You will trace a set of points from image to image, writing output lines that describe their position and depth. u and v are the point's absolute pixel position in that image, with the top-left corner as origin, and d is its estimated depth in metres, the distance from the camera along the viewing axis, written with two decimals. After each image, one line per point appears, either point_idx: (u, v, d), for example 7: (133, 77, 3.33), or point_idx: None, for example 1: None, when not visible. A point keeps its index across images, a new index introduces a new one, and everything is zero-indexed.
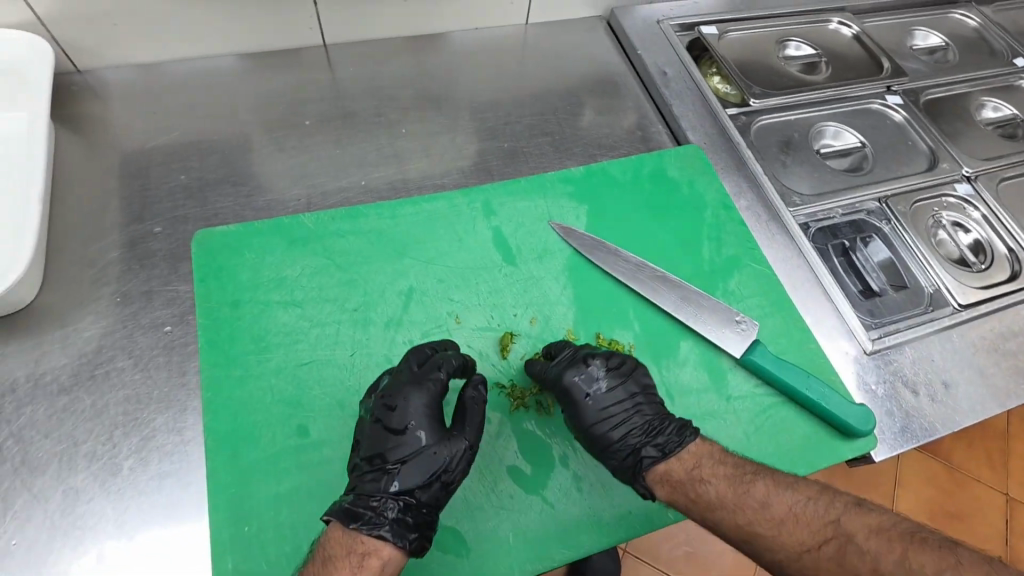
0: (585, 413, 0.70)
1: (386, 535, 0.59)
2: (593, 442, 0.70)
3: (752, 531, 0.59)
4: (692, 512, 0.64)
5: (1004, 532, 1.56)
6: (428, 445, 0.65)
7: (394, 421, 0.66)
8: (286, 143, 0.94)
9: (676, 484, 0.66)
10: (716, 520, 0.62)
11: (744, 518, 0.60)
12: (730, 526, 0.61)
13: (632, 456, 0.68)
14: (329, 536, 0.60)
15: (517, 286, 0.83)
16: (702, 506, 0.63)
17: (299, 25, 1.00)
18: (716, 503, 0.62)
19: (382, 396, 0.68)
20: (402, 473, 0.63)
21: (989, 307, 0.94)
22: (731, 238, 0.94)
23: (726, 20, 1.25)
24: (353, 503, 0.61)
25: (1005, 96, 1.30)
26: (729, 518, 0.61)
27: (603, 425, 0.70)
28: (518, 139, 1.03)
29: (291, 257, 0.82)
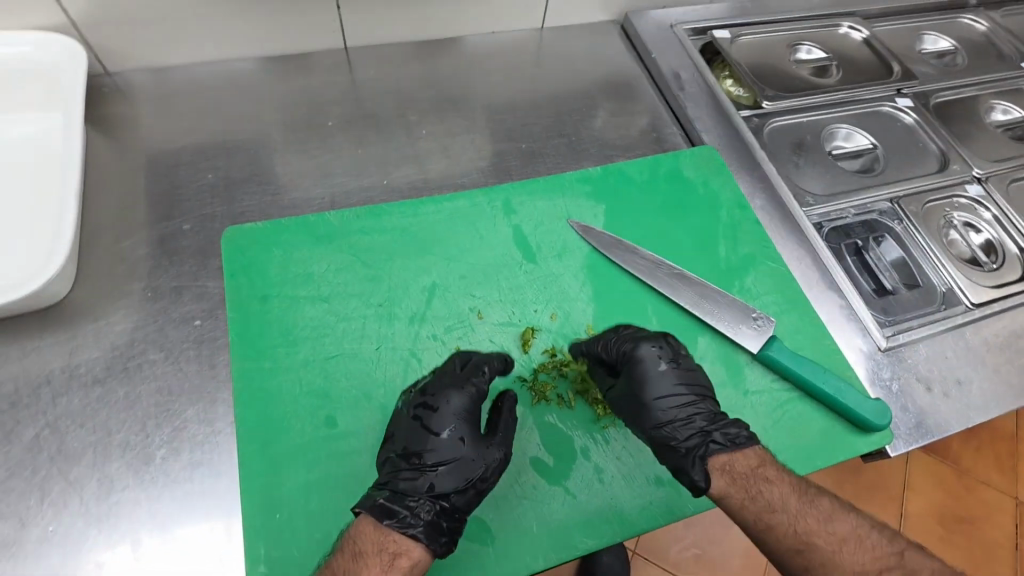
0: (653, 385, 0.72)
1: (419, 536, 0.60)
2: (654, 416, 0.70)
3: (808, 542, 0.60)
4: (747, 511, 0.62)
5: (1014, 535, 1.57)
6: (464, 449, 0.67)
7: (432, 422, 0.69)
8: (309, 143, 0.97)
9: (732, 476, 0.65)
10: (773, 525, 0.61)
11: (805, 528, 0.61)
12: (786, 532, 0.61)
13: (697, 438, 0.69)
14: (359, 531, 0.60)
15: (537, 282, 0.85)
16: (763, 506, 0.61)
17: (321, 29, 1.02)
18: (781, 506, 0.62)
19: (424, 395, 0.70)
20: (438, 476, 0.66)
21: (1002, 306, 0.95)
22: (746, 236, 0.96)
23: (739, 24, 1.27)
24: (389, 501, 0.63)
25: (1015, 99, 1.31)
26: (791, 523, 0.61)
27: (668, 403, 0.71)
28: (535, 141, 1.05)
29: (318, 253, 0.84)
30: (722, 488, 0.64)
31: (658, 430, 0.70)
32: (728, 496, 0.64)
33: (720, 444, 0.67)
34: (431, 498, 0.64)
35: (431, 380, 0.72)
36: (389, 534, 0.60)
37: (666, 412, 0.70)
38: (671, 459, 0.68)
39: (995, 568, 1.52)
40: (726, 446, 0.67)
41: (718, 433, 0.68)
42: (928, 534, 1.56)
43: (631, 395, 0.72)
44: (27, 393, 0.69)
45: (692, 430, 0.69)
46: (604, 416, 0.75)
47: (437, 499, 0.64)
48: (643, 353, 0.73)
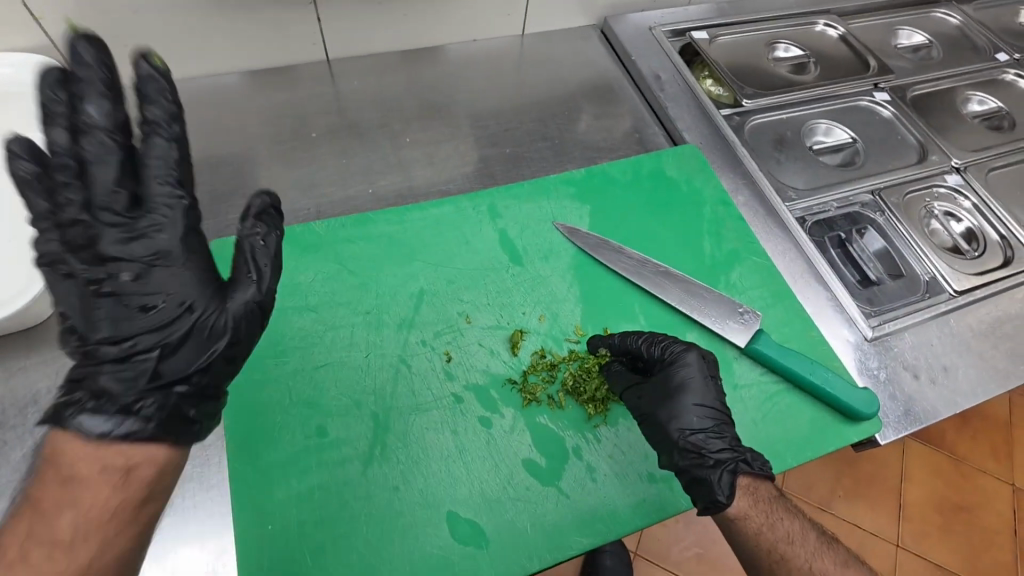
0: (693, 391, 0.71)
1: (155, 434, 0.53)
2: (689, 422, 0.69)
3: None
4: (764, 540, 0.64)
5: (1011, 521, 1.58)
6: (187, 318, 0.56)
7: (132, 296, 0.54)
8: (294, 154, 0.97)
9: (756, 500, 0.66)
10: (789, 559, 0.63)
11: (820, 568, 0.63)
12: (801, 568, 0.63)
13: (728, 453, 0.68)
14: (60, 452, 0.50)
15: (524, 285, 0.85)
16: (782, 536, 0.64)
17: (303, 41, 1.03)
18: (798, 544, 0.64)
19: (107, 267, 0.53)
20: (168, 356, 0.55)
21: (985, 292, 0.96)
22: (730, 231, 0.97)
23: (717, 25, 1.29)
24: (97, 408, 0.52)
25: (989, 90, 1.34)
26: (805, 559, 0.63)
27: (704, 411, 0.70)
28: (519, 145, 1.06)
29: (304, 263, 0.83)
30: (742, 509, 0.66)
31: (690, 435, 0.69)
32: (748, 519, 0.65)
33: (751, 467, 0.67)
34: (156, 387, 0.54)
35: (109, 241, 0.53)
36: (112, 447, 0.51)
37: (703, 420, 0.70)
38: (696, 468, 0.67)
39: (994, 555, 1.53)
40: (757, 470, 0.67)
41: (749, 455, 0.68)
42: (926, 522, 1.56)
43: (668, 396, 0.71)
44: (14, 413, 0.69)
45: (724, 443, 0.68)
46: (596, 414, 0.75)
47: (166, 382, 0.55)
48: (690, 359, 0.72)
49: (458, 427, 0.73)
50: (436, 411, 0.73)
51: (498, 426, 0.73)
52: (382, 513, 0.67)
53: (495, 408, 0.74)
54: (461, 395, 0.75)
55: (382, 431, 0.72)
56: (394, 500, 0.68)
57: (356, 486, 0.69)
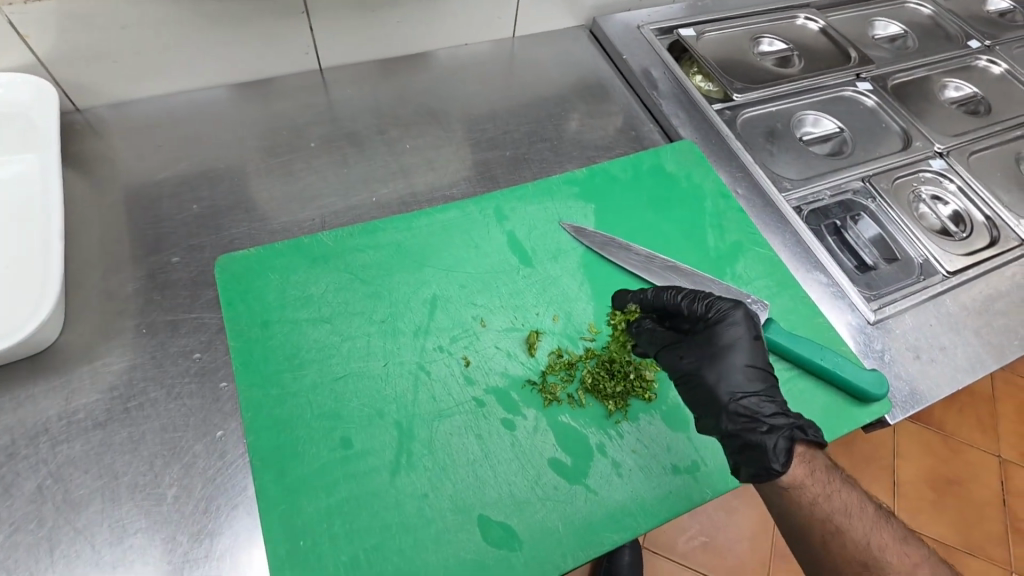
0: (742, 352, 0.70)
1: None
2: (739, 385, 0.69)
3: (875, 556, 0.63)
4: (820, 511, 0.65)
5: (1002, 491, 1.64)
6: None
7: None
8: (293, 166, 0.96)
9: (812, 469, 0.67)
10: (842, 532, 0.65)
11: (877, 542, 0.64)
12: (855, 541, 0.64)
13: (782, 418, 0.68)
14: None
15: (535, 286, 0.85)
16: (838, 509, 0.65)
17: (295, 51, 1.02)
18: (855, 517, 0.65)
19: None
20: None
21: (976, 271, 1.00)
22: (733, 224, 0.98)
23: (702, 22, 1.32)
24: None
25: (964, 76, 1.39)
26: (861, 532, 0.65)
27: (752, 372, 0.70)
28: (518, 147, 1.06)
29: (314, 275, 0.82)
30: (798, 478, 0.67)
31: (740, 399, 0.69)
32: (804, 488, 0.66)
33: (806, 433, 0.67)
34: None
35: None
36: None
37: (752, 383, 0.69)
38: (748, 433, 0.67)
39: (988, 525, 1.58)
40: (811, 436, 0.67)
41: (805, 421, 0.68)
42: (921, 497, 1.62)
43: (716, 357, 0.70)
44: (24, 444, 0.66)
45: (776, 407, 0.69)
46: (616, 411, 0.75)
47: None
48: (737, 317, 0.72)
49: (481, 431, 0.72)
50: (459, 416, 0.73)
51: (521, 427, 0.73)
52: (413, 521, 0.67)
53: (517, 409, 0.74)
54: (483, 399, 0.74)
55: (407, 438, 0.71)
56: (424, 508, 0.68)
57: (384, 494, 0.68)
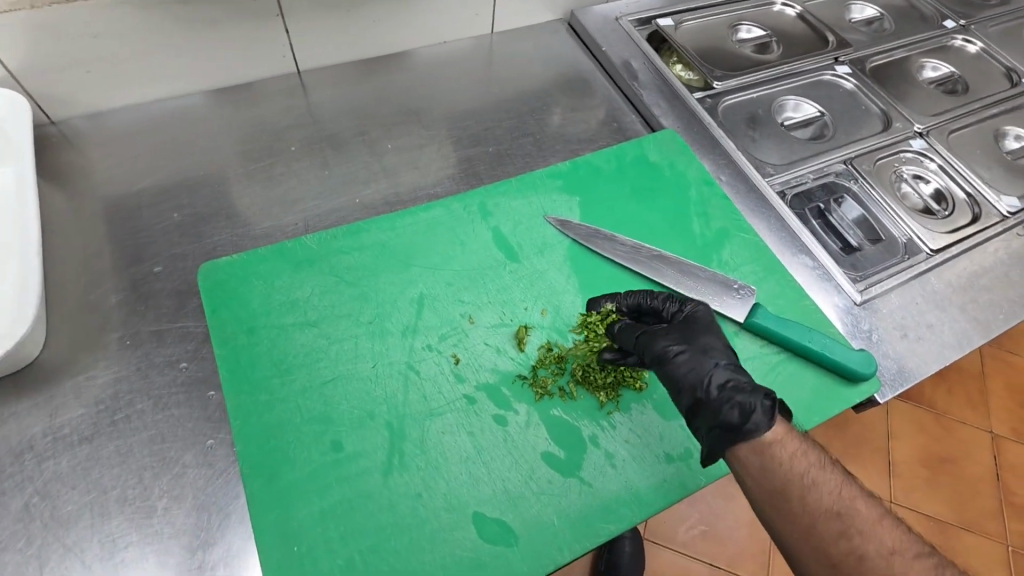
0: (717, 331, 0.72)
1: None
2: (719, 355, 0.69)
3: (847, 509, 0.59)
4: (796, 466, 0.61)
5: (994, 466, 1.66)
6: None
7: None
8: (274, 171, 0.96)
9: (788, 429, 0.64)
10: (814, 488, 0.60)
11: (849, 497, 0.60)
12: (829, 495, 0.59)
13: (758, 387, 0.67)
14: None
15: (523, 281, 0.85)
16: (810, 463, 0.61)
17: (271, 55, 1.01)
18: (825, 472, 0.61)
19: None
20: None
21: (960, 249, 1.01)
22: (717, 211, 0.98)
23: (681, 12, 1.32)
24: None
25: (941, 56, 1.41)
26: (834, 487, 0.60)
27: (729, 349, 0.71)
28: (500, 143, 1.06)
29: (299, 279, 0.81)
30: (778, 434, 0.63)
31: (723, 365, 0.68)
32: (783, 444, 0.62)
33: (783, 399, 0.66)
34: None
35: None
36: None
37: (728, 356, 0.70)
38: (735, 393, 0.65)
39: (982, 500, 1.60)
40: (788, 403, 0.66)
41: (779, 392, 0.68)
42: (916, 476, 1.63)
43: (695, 331, 0.71)
44: (10, 462, 0.65)
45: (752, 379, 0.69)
46: (608, 402, 0.75)
47: None
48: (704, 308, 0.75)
49: (473, 428, 0.72)
50: (451, 414, 0.73)
51: (513, 422, 0.73)
52: (407, 521, 0.67)
53: (509, 405, 0.74)
54: (474, 396, 0.74)
55: (399, 439, 0.71)
56: (418, 507, 0.67)
57: (378, 496, 0.68)
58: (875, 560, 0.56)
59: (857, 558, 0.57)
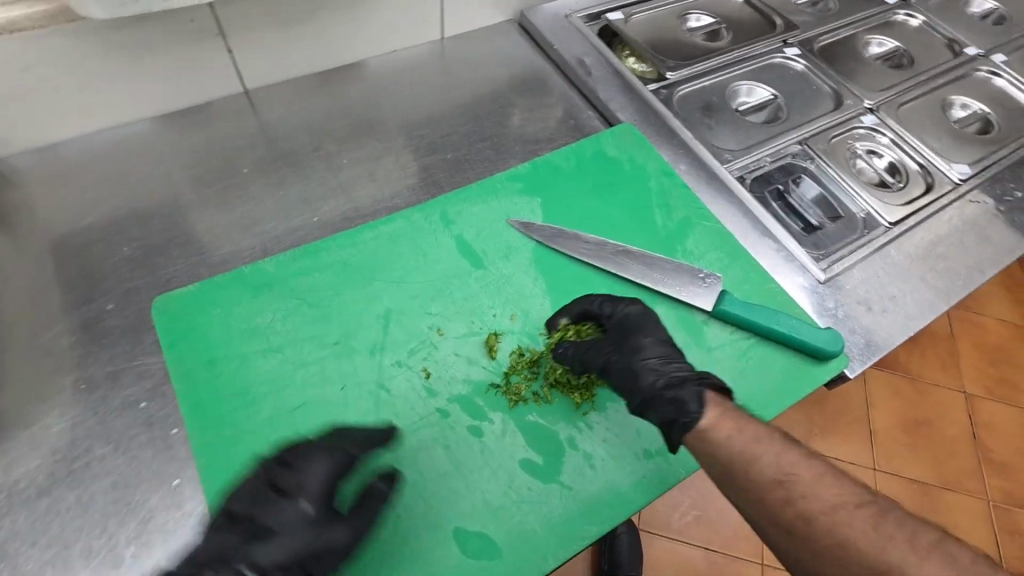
0: (647, 330, 0.73)
1: None
2: (649, 353, 0.71)
3: (788, 474, 0.56)
4: (732, 442, 0.59)
5: (970, 425, 1.72)
6: None
7: None
8: (228, 194, 0.93)
9: (724, 408, 0.63)
10: (754, 459, 0.57)
11: (789, 460, 0.57)
12: (770, 464, 0.57)
13: (690, 372, 0.68)
14: None
15: (489, 287, 0.84)
16: (749, 436, 0.59)
17: (215, 75, 0.98)
18: (761, 441, 0.59)
19: None
20: None
21: (916, 220, 1.04)
22: (678, 201, 0.98)
23: (630, 5, 1.33)
24: None
25: (885, 33, 1.44)
26: (773, 455, 0.57)
27: (662, 344, 0.72)
28: (459, 149, 1.05)
29: (259, 305, 0.78)
30: (713, 416, 0.62)
31: (651, 364, 0.69)
32: (719, 425, 0.61)
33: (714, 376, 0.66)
34: None
35: None
36: None
37: (656, 352, 0.71)
38: (665, 390, 0.66)
39: (960, 459, 1.65)
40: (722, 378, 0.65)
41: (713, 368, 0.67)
42: (896, 442, 1.68)
43: (624, 337, 0.73)
44: None
45: (685, 366, 0.69)
46: (583, 402, 0.75)
47: None
48: (634, 310, 0.76)
49: (449, 442, 0.71)
50: (425, 430, 0.71)
51: (489, 432, 0.72)
52: (388, 544, 0.65)
53: (483, 415, 0.73)
54: (447, 409, 0.73)
55: (374, 460, 0.69)
56: (398, 529, 0.66)
57: None
58: (823, 519, 0.53)
59: (806, 521, 0.53)
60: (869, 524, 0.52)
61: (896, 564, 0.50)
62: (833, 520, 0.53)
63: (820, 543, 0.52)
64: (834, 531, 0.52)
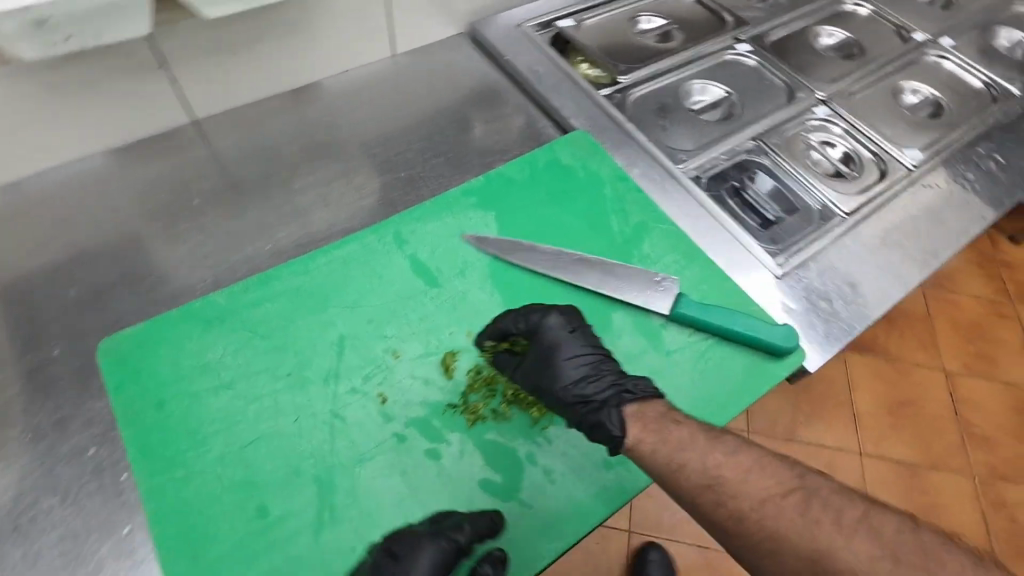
0: (563, 348, 0.73)
1: None
2: (568, 377, 0.71)
3: (715, 474, 0.59)
4: (658, 453, 0.61)
5: (951, 401, 1.74)
6: None
7: None
8: (178, 228, 0.92)
9: (646, 423, 0.65)
10: (682, 464, 0.60)
11: (713, 461, 0.59)
12: (696, 468, 0.59)
13: (609, 390, 0.69)
14: None
15: (445, 305, 0.83)
16: (672, 445, 0.61)
17: (160, 108, 0.97)
18: (687, 448, 0.61)
19: None
20: None
21: (871, 208, 1.05)
22: (634, 206, 0.98)
23: (580, 11, 1.33)
24: None
25: (835, 24, 1.46)
26: (698, 458, 0.60)
27: (580, 362, 0.72)
28: (413, 167, 1.04)
29: (209, 339, 0.77)
30: (636, 436, 0.64)
31: (573, 389, 0.70)
32: (644, 443, 0.63)
33: (632, 392, 0.68)
34: None
35: None
36: None
37: (577, 372, 0.71)
38: (589, 415, 0.68)
39: (943, 437, 1.68)
40: (638, 394, 0.68)
41: (630, 382, 0.69)
42: (880, 424, 1.69)
43: (544, 360, 0.73)
44: None
45: (604, 382, 0.70)
46: (541, 417, 0.74)
47: None
48: (549, 321, 0.74)
49: (407, 467, 0.70)
50: (381, 457, 0.70)
51: (447, 455, 0.71)
52: None
53: (441, 437, 0.72)
54: (404, 434, 0.72)
55: (329, 492, 0.68)
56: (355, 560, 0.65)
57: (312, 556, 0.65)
58: (753, 515, 0.56)
59: (737, 519, 0.56)
60: (797, 510, 0.55)
61: (825, 549, 0.53)
62: (763, 514, 0.55)
63: (754, 537, 0.55)
64: (762, 526, 0.55)
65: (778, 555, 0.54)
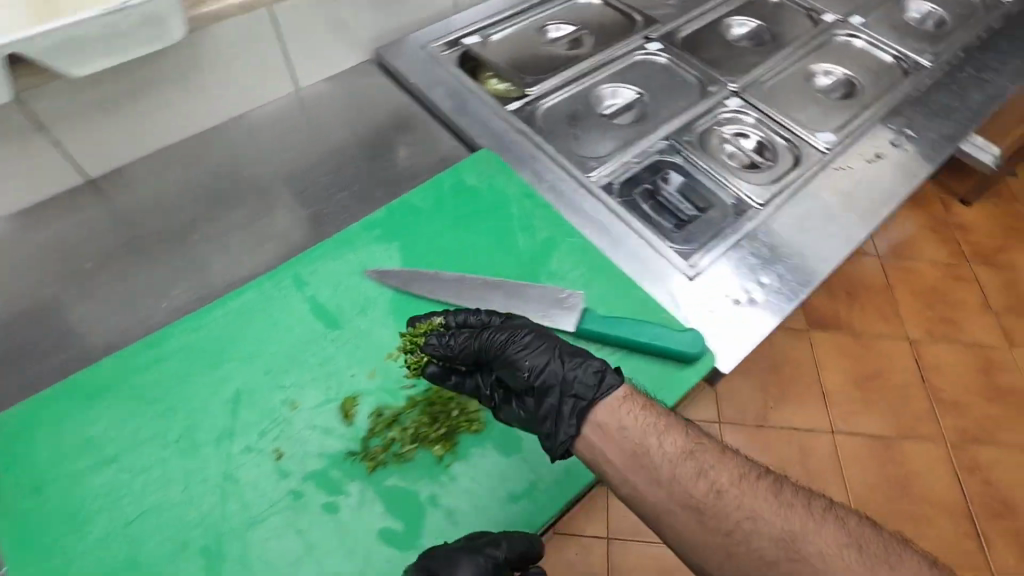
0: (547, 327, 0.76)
1: None
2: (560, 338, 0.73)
3: (695, 451, 0.61)
4: (644, 426, 0.63)
5: (919, 370, 1.74)
6: None
7: None
8: (71, 294, 0.89)
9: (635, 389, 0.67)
10: (661, 442, 0.61)
11: (695, 440, 0.62)
12: (679, 445, 0.61)
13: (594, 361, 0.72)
14: None
15: (346, 347, 0.81)
16: (658, 420, 0.63)
17: (44, 171, 0.94)
18: (671, 430, 0.63)
19: None
20: None
21: (783, 197, 1.04)
22: (541, 221, 0.97)
23: (487, 25, 1.32)
24: None
25: (746, 13, 1.47)
26: (682, 438, 0.62)
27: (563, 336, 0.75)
28: (319, 204, 1.02)
29: (93, 413, 0.74)
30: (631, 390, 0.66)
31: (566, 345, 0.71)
32: (634, 401, 0.65)
33: None
34: None
35: None
36: None
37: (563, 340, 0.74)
38: (586, 362, 0.68)
39: (914, 408, 1.67)
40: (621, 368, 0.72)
41: None
42: (850, 400, 1.69)
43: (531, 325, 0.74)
44: None
45: None
46: (445, 454, 0.72)
47: None
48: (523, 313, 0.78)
49: (301, 525, 0.67)
50: (274, 518, 0.68)
51: (344, 507, 0.68)
52: None
53: (338, 488, 0.69)
54: (300, 489, 0.69)
55: (218, 562, 0.65)
56: None
57: None
58: (732, 491, 0.58)
59: (716, 495, 0.58)
60: (769, 492, 0.58)
61: (798, 529, 0.55)
62: (740, 491, 0.58)
63: (731, 519, 0.57)
64: (738, 503, 0.57)
65: (754, 534, 0.56)
